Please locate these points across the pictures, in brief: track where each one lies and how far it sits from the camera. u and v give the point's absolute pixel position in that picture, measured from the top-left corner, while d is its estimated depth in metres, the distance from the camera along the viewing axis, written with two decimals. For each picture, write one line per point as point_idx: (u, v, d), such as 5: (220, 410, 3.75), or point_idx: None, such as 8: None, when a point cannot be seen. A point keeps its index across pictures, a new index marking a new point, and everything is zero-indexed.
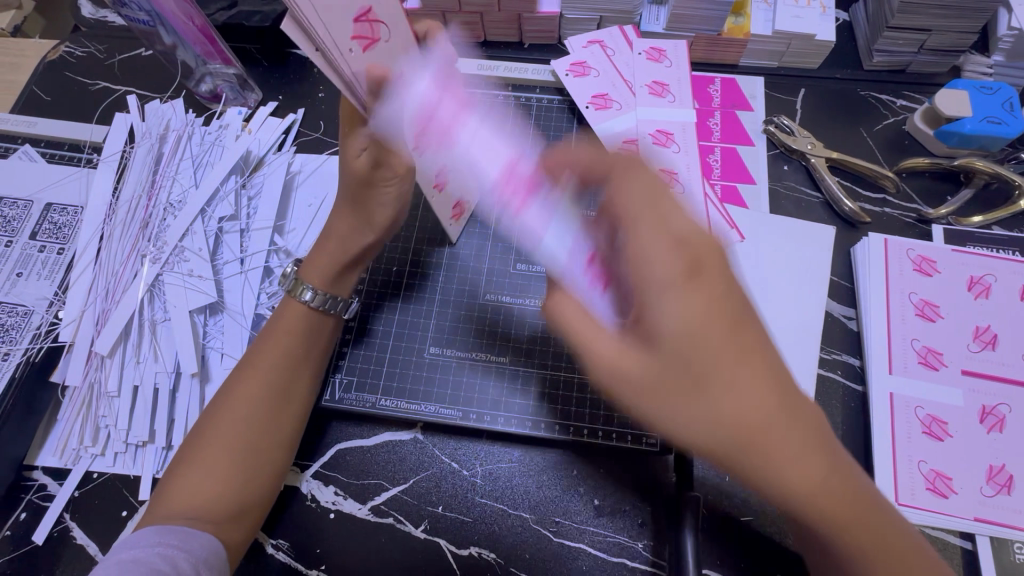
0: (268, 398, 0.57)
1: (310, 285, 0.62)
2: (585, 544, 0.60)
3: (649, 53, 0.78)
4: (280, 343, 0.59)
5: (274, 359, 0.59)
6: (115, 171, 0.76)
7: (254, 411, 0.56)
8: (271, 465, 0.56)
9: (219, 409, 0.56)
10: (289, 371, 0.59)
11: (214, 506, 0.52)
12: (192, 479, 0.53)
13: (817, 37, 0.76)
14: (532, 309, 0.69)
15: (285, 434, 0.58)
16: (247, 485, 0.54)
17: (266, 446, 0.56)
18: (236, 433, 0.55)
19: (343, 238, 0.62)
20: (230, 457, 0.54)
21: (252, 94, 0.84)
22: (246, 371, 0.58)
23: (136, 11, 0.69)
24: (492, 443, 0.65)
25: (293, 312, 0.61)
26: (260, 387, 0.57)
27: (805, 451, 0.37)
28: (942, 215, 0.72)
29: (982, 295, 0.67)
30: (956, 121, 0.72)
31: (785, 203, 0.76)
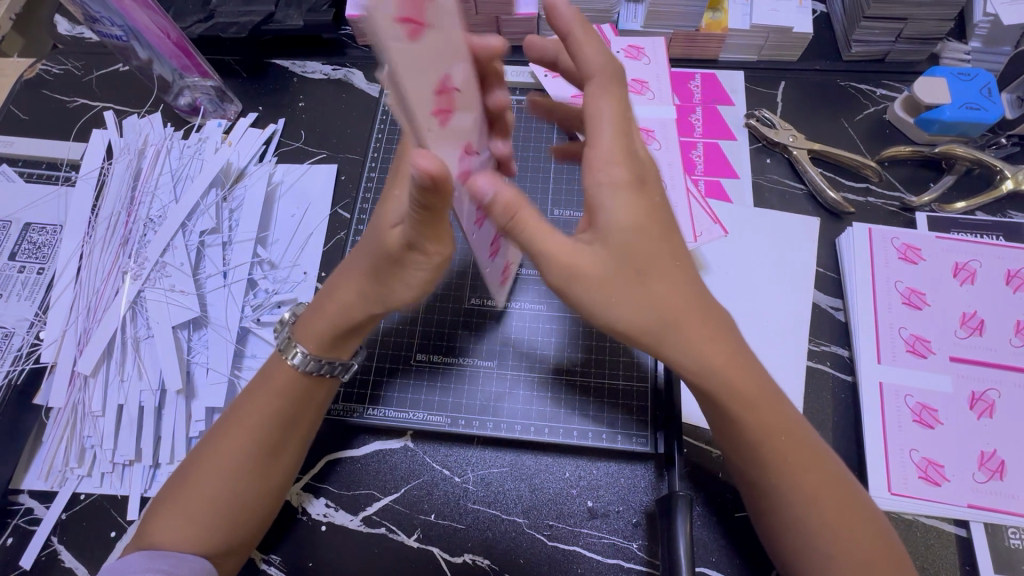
0: (253, 453, 0.54)
1: (301, 348, 0.56)
2: (581, 546, 0.60)
3: (626, 49, 0.78)
4: (266, 400, 0.55)
5: (261, 417, 0.55)
6: (94, 189, 0.75)
7: (244, 463, 0.54)
8: (257, 509, 0.54)
9: (206, 455, 0.54)
10: (281, 427, 0.55)
11: (204, 545, 0.51)
12: (175, 527, 0.51)
13: (795, 30, 0.76)
14: (540, 310, 0.69)
15: (276, 480, 0.56)
16: (235, 527, 0.53)
17: (255, 493, 0.54)
18: (224, 479, 0.53)
19: (342, 307, 0.55)
20: (219, 500, 0.52)
21: (232, 106, 0.83)
22: (230, 426, 0.55)
23: (110, 27, 0.68)
24: (483, 449, 0.64)
25: (282, 372, 0.57)
26: (246, 443, 0.54)
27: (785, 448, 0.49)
28: (924, 202, 0.72)
29: (967, 280, 0.67)
30: (936, 109, 0.72)
31: (769, 195, 0.75)
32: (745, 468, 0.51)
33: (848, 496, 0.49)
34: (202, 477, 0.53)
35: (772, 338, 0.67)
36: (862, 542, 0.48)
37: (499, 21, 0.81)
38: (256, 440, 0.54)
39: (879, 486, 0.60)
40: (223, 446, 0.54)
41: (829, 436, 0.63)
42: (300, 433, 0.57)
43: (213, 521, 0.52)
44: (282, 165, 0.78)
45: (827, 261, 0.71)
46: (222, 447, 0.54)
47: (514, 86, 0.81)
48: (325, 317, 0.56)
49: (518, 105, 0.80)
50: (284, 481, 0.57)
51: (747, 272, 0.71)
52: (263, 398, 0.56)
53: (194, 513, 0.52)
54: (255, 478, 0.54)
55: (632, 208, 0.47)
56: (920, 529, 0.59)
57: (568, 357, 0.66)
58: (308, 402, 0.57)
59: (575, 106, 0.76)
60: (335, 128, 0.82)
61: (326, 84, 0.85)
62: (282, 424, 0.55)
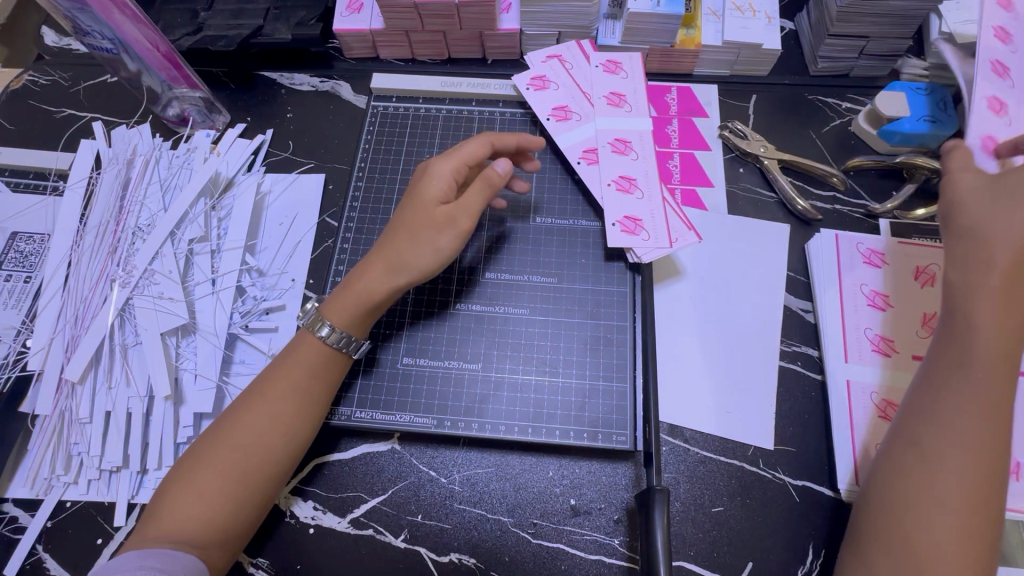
0: (271, 427, 0.56)
1: (328, 322, 0.61)
2: (565, 543, 0.62)
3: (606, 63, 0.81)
4: (290, 374, 0.59)
5: (283, 390, 0.58)
6: (82, 198, 0.76)
7: (259, 436, 0.56)
8: (260, 492, 0.55)
9: (229, 427, 0.56)
10: (299, 401, 0.58)
11: (205, 525, 0.52)
12: (182, 503, 0.53)
13: (764, 46, 0.81)
14: (521, 314, 0.71)
15: (282, 458, 0.57)
16: (236, 509, 0.54)
17: (262, 469, 0.55)
18: (240, 453, 0.55)
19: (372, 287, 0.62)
20: (228, 477, 0.54)
21: (220, 117, 0.85)
22: (253, 399, 0.58)
23: (100, 40, 0.70)
24: (469, 450, 0.66)
25: (310, 345, 0.61)
26: (265, 417, 0.57)
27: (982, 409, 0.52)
28: (887, 209, 0.76)
29: (927, 283, 0.71)
30: (896, 121, 0.77)
31: (742, 203, 0.79)
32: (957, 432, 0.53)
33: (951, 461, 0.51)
34: (219, 448, 0.55)
35: (746, 340, 0.70)
36: (988, 511, 0.50)
37: (483, 36, 0.84)
38: (269, 413, 0.57)
39: (847, 480, 0.63)
40: (242, 418, 0.57)
41: (800, 433, 0.66)
42: (311, 410, 0.59)
43: (221, 499, 0.53)
44: (271, 174, 0.80)
45: (797, 265, 0.75)
46: (239, 419, 0.56)
47: (497, 98, 0.84)
48: (351, 295, 0.62)
49: (501, 117, 0.83)
50: (291, 462, 0.58)
51: (721, 276, 0.74)
52: (288, 371, 0.59)
53: (200, 491, 0.53)
54: (263, 452, 0.56)
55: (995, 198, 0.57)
56: None
57: (550, 360, 0.68)
58: (321, 379, 0.60)
59: (555, 118, 0.78)
60: (323, 138, 0.84)
61: (314, 96, 0.87)
62: (301, 399, 0.58)
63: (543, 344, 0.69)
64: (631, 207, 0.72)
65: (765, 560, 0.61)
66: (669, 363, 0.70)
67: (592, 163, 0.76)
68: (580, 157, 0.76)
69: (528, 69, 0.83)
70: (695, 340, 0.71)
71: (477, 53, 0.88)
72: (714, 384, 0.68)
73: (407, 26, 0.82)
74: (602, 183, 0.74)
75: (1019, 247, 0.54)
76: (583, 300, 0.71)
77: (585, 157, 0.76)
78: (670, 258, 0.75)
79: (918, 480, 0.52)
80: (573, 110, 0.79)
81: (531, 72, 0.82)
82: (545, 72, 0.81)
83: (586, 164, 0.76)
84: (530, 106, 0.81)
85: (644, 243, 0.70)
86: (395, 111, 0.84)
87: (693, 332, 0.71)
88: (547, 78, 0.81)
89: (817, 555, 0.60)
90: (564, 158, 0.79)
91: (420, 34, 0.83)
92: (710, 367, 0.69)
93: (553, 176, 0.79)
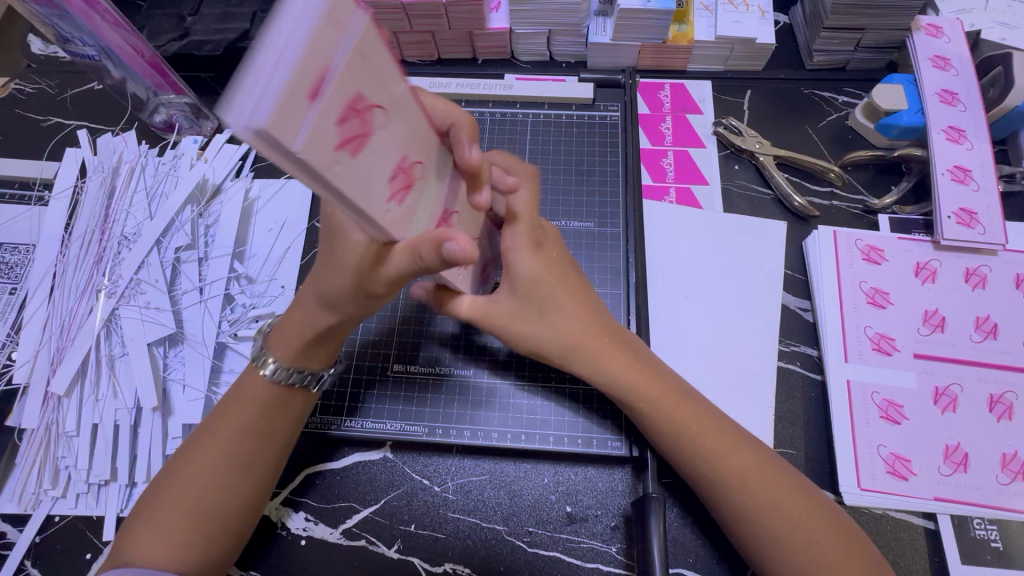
0: (230, 462, 0.54)
1: (274, 358, 0.57)
2: (560, 552, 0.60)
3: (348, 107, 0.32)
4: (240, 413, 0.55)
5: (236, 427, 0.55)
6: (68, 207, 0.75)
7: (219, 471, 0.53)
8: (231, 520, 0.54)
9: (184, 464, 0.54)
10: (255, 438, 0.55)
11: (174, 560, 0.50)
12: (149, 538, 0.51)
13: (758, 41, 0.79)
14: None
15: (267, 466, 0.56)
16: (206, 541, 0.52)
17: (249, 478, 0.55)
18: (200, 491, 0.52)
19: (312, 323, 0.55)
20: (192, 516, 0.52)
21: (207, 122, 0.84)
22: (207, 437, 0.55)
23: (82, 47, 0.69)
24: (462, 457, 0.65)
25: (258, 381, 0.57)
26: (221, 454, 0.54)
27: (725, 444, 0.54)
28: (886, 204, 0.74)
29: (928, 279, 0.69)
30: (894, 114, 0.75)
31: (738, 201, 0.77)
32: (698, 471, 0.54)
33: (704, 468, 0.54)
34: (178, 485, 0.53)
35: (744, 340, 0.69)
36: (827, 530, 0.50)
37: (472, 36, 0.83)
38: (254, 425, 0.55)
39: (850, 481, 0.61)
40: (209, 445, 0.54)
41: (801, 435, 0.65)
42: (272, 443, 0.56)
43: (189, 533, 0.51)
44: (259, 180, 0.79)
45: (795, 263, 0.73)
46: (219, 429, 0.55)
47: (488, 98, 0.82)
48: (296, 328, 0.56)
49: (491, 118, 0.81)
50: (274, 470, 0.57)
51: (718, 277, 0.72)
52: (239, 409, 0.56)
53: (175, 515, 0.51)
54: (249, 463, 0.55)
55: (532, 265, 0.56)
56: (890, 523, 0.60)
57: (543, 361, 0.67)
58: (278, 415, 0.57)
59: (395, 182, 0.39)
60: None
61: None
62: (257, 434, 0.55)
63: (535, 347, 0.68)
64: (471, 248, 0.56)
65: None
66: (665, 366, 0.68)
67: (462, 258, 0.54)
68: None
69: None
70: (692, 342, 0.69)
71: (467, 54, 0.87)
72: (713, 386, 0.67)
73: (394, 27, 0.80)
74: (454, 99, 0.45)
75: (535, 291, 0.56)
76: None
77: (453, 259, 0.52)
78: (665, 259, 0.74)
79: (762, 513, 0.51)
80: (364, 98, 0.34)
81: None
82: None
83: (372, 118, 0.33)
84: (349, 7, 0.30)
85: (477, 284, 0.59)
86: None
87: (689, 334, 0.70)
88: None
89: None
90: (556, 159, 0.78)
91: (409, 35, 0.82)
92: (709, 369, 0.68)
93: (544, 176, 0.77)
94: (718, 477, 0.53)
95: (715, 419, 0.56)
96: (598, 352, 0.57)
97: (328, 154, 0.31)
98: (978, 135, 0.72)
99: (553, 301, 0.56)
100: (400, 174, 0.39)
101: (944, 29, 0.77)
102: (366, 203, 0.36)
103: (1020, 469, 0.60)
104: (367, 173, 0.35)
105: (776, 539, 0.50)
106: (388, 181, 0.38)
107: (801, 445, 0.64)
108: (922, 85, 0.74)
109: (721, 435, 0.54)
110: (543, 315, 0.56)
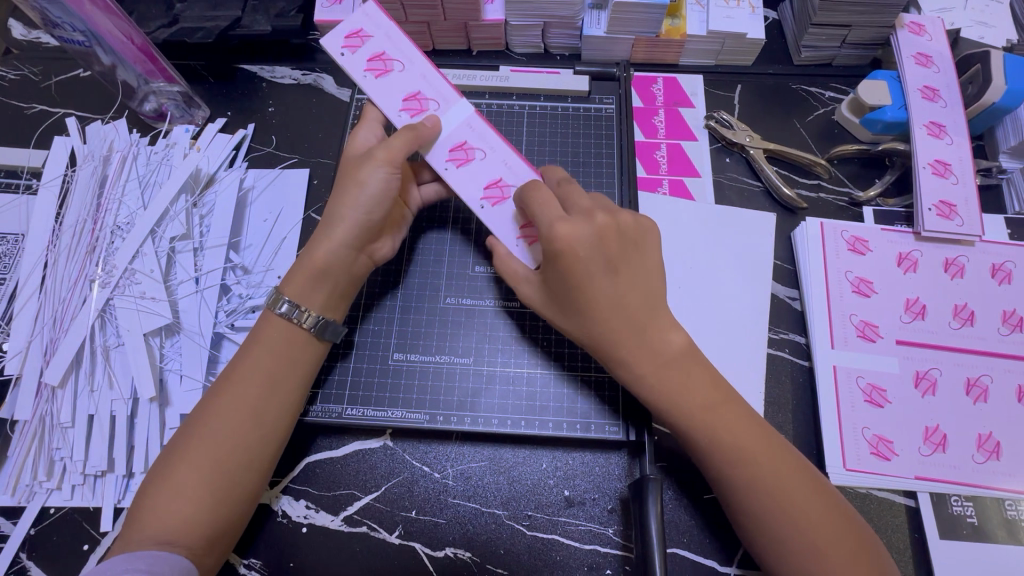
0: (242, 417, 0.55)
1: (286, 297, 0.60)
2: (560, 534, 0.62)
3: (412, 96, 0.64)
4: (258, 360, 0.58)
5: (250, 380, 0.57)
6: (58, 197, 0.74)
7: (231, 427, 0.54)
8: (242, 484, 0.54)
9: (198, 422, 0.55)
10: (267, 393, 0.57)
11: (188, 528, 0.51)
12: (162, 499, 0.51)
13: (748, 36, 0.81)
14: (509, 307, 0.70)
15: (278, 426, 0.57)
16: (219, 504, 0.53)
17: (260, 435, 0.56)
18: (212, 448, 0.53)
19: (328, 258, 0.61)
20: (205, 474, 0.52)
21: (199, 111, 0.83)
22: (221, 390, 0.56)
23: (71, 32, 0.67)
24: (462, 444, 0.66)
25: (274, 331, 0.59)
26: (234, 407, 0.55)
27: (742, 437, 0.53)
28: (871, 197, 0.77)
29: (910, 269, 0.72)
30: (879, 110, 0.77)
31: (729, 193, 0.79)
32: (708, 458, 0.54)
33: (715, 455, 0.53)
34: (192, 442, 0.53)
35: (735, 328, 0.71)
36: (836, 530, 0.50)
37: (468, 27, 0.83)
38: (266, 372, 0.57)
39: (835, 463, 0.64)
40: (223, 401, 0.55)
41: (789, 420, 0.67)
42: (283, 400, 0.58)
43: (201, 494, 0.52)
44: (253, 170, 0.78)
45: (783, 254, 0.76)
46: (232, 383, 0.56)
47: (483, 90, 0.82)
48: (309, 269, 0.61)
49: (487, 109, 0.81)
50: (284, 433, 0.58)
51: (710, 268, 0.74)
52: (254, 360, 0.58)
53: (188, 476, 0.52)
54: (258, 413, 0.56)
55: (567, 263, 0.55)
56: (873, 502, 0.63)
57: (541, 349, 0.68)
58: (289, 366, 0.59)
59: (455, 162, 0.63)
60: (307, 132, 0.82)
61: (297, 89, 0.85)
62: (268, 387, 0.57)
63: (532, 338, 0.69)
64: None
65: None
66: None
67: (500, 202, 0.62)
68: (448, 160, 0.63)
69: (366, 36, 0.64)
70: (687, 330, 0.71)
71: (462, 45, 0.87)
72: None
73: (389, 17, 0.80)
74: (435, 89, 0.65)
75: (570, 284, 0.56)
76: None
77: (489, 197, 0.62)
78: None
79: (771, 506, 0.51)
80: (427, 98, 0.64)
81: (349, 34, 0.64)
82: (383, 49, 0.64)
83: (377, 76, 0.64)
84: (367, 52, 0.64)
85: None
86: None
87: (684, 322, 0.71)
88: (370, 48, 0.64)
89: None
90: (553, 150, 0.79)
91: (405, 25, 0.82)
92: None
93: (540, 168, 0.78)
94: (729, 464, 0.53)
95: (737, 416, 0.55)
96: (630, 347, 0.56)
97: (380, 87, 0.64)
98: (958, 130, 0.75)
99: (590, 309, 0.56)
100: (460, 151, 0.63)
101: (926, 27, 0.80)
102: (435, 158, 0.63)
103: (994, 449, 0.63)
104: (462, 178, 0.63)
105: (774, 534, 0.51)
106: (447, 151, 0.63)
107: (789, 429, 0.66)
108: (905, 81, 0.77)
109: (740, 431, 0.53)
110: (571, 312, 0.58)
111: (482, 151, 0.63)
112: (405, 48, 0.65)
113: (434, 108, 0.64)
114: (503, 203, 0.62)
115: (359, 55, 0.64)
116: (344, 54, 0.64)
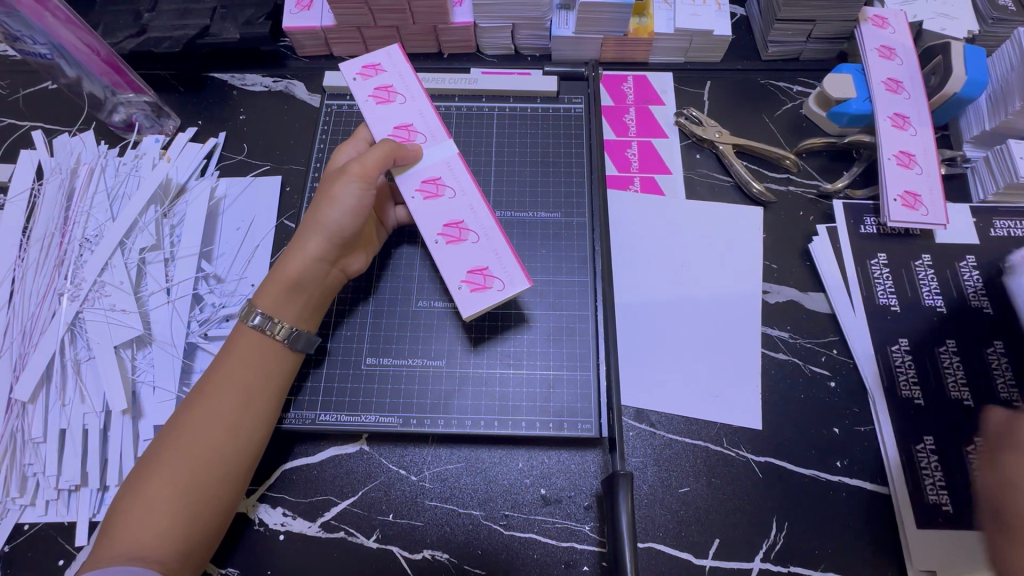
0: (217, 430, 0.55)
1: (259, 309, 0.60)
2: (536, 532, 0.62)
3: (403, 126, 0.66)
4: (231, 372, 0.58)
5: (224, 393, 0.56)
6: (26, 210, 0.73)
7: (205, 440, 0.54)
8: (216, 497, 0.54)
9: (170, 437, 0.54)
10: (241, 405, 0.57)
11: (161, 544, 0.50)
12: (134, 516, 0.51)
13: (715, 33, 0.81)
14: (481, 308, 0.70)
15: (252, 438, 0.57)
16: (194, 518, 0.52)
17: (234, 448, 0.56)
18: (185, 462, 0.53)
19: (303, 273, 0.61)
20: (177, 490, 0.52)
21: (169, 121, 0.82)
22: (195, 404, 0.56)
23: (32, 45, 0.67)
24: (438, 446, 0.66)
25: (246, 343, 0.59)
26: (208, 421, 0.55)
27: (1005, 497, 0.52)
28: (838, 189, 0.77)
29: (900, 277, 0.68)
30: (844, 103, 0.78)
31: (700, 188, 0.80)
32: None
33: None
34: (165, 458, 0.53)
35: (708, 322, 0.71)
36: None
37: (438, 30, 0.83)
38: (239, 384, 0.57)
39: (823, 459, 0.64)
40: (196, 415, 0.55)
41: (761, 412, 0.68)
42: (257, 412, 0.58)
43: (174, 509, 0.52)
44: (224, 179, 0.78)
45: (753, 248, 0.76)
46: (205, 396, 0.56)
47: (453, 92, 0.82)
48: (282, 279, 0.61)
49: (458, 112, 0.82)
50: (259, 445, 0.58)
51: (682, 264, 0.75)
52: (227, 373, 0.58)
53: (160, 491, 0.52)
54: (233, 426, 0.56)
55: None
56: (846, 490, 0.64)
57: (514, 349, 0.68)
58: (262, 377, 0.59)
59: (423, 195, 0.63)
60: (278, 139, 0.82)
61: (267, 96, 0.85)
62: (242, 399, 0.57)
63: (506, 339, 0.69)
64: (481, 234, 0.62)
65: (730, 535, 0.62)
66: (631, 349, 0.71)
67: (455, 242, 0.62)
68: (418, 190, 0.63)
69: (376, 67, 0.68)
70: (660, 325, 0.72)
71: (432, 48, 0.87)
72: (678, 368, 0.69)
73: (358, 22, 0.80)
74: (431, 125, 0.66)
75: None
76: (544, 291, 0.71)
77: (446, 235, 0.62)
78: (630, 246, 0.76)
79: None
80: (417, 130, 0.66)
81: (364, 61, 0.68)
82: (390, 81, 0.67)
83: (376, 101, 0.66)
84: (374, 81, 0.67)
85: (509, 274, 0.61)
86: (350, 110, 0.81)
87: (657, 319, 0.72)
88: (378, 78, 0.67)
89: (780, 527, 0.62)
90: (524, 151, 0.79)
91: (374, 30, 0.82)
92: (675, 352, 0.70)
93: (511, 169, 0.78)
94: None
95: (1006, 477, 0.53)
96: None
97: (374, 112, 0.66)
98: (921, 121, 0.76)
99: None
100: (430, 186, 0.64)
101: (889, 19, 0.81)
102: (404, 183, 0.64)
103: None
104: (425, 212, 0.63)
105: None
106: (419, 182, 0.64)
107: (761, 420, 0.67)
108: (869, 73, 0.78)
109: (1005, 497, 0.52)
110: None
111: (453, 191, 0.64)
112: (412, 85, 0.67)
113: (420, 141, 0.65)
114: (457, 243, 0.62)
115: (368, 81, 0.67)
116: (354, 77, 0.67)
